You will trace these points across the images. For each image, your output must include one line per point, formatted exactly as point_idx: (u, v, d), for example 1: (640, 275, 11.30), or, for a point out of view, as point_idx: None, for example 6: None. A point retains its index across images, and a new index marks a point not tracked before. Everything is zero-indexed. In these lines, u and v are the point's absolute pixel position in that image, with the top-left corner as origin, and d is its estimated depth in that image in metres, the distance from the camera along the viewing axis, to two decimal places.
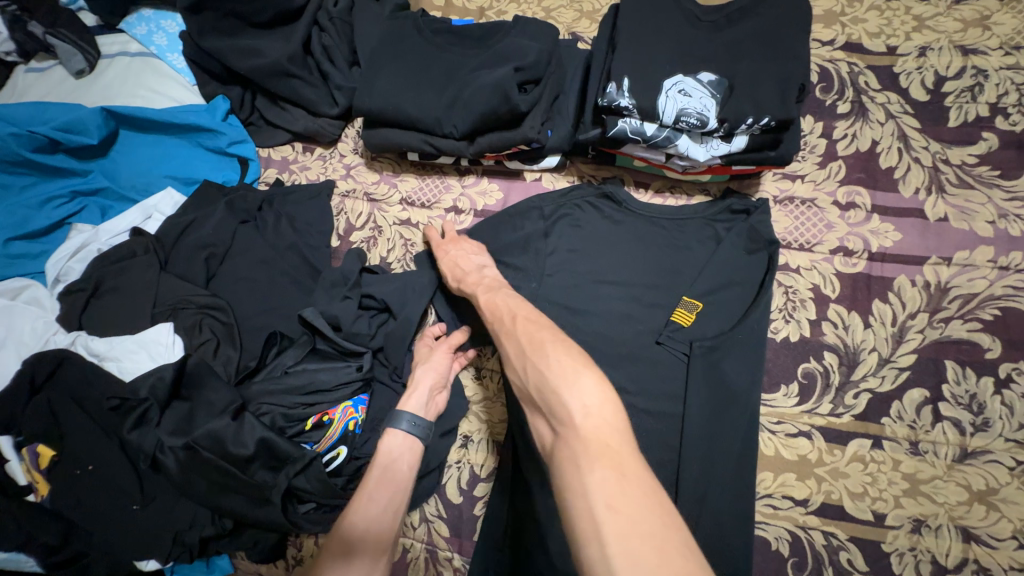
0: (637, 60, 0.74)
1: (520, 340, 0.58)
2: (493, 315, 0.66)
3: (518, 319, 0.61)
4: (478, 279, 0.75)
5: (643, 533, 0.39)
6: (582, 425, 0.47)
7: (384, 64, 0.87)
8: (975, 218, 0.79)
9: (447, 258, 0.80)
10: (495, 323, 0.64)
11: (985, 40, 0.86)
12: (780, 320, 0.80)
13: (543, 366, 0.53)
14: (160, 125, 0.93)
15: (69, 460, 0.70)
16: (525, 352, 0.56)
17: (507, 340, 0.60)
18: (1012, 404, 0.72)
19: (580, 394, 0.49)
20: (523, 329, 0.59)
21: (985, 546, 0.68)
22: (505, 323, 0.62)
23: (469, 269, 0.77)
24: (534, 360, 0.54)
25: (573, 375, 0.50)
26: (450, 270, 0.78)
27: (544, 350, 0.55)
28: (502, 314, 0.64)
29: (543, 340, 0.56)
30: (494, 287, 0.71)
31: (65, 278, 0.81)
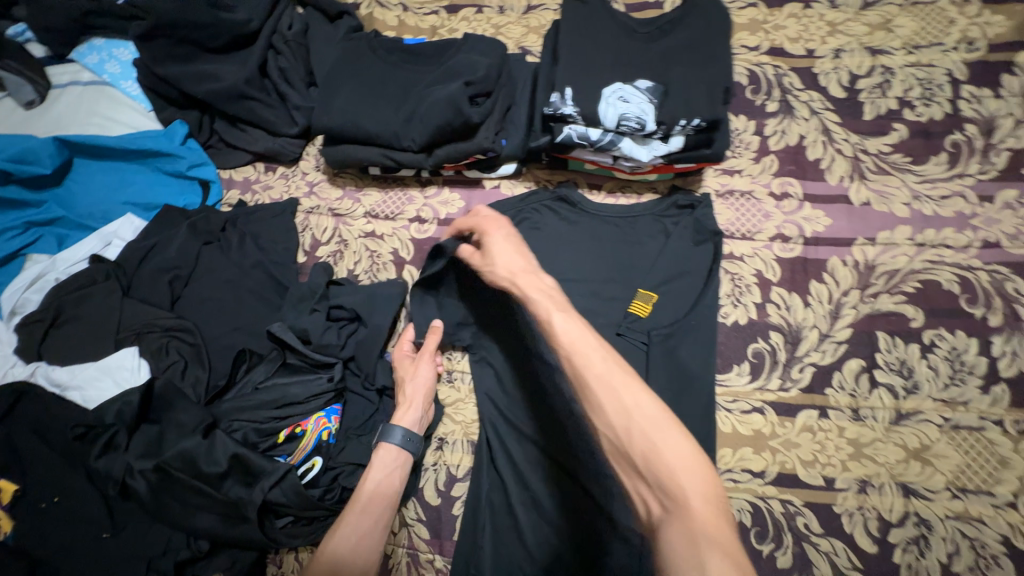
0: (577, 71, 0.79)
1: (623, 399, 0.49)
2: (566, 344, 0.53)
3: (613, 364, 0.51)
4: (538, 284, 0.61)
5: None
6: (701, 513, 0.43)
7: (341, 83, 0.90)
8: (892, 201, 0.87)
9: (490, 245, 0.69)
10: (577, 359, 0.52)
11: (889, 41, 0.95)
12: (728, 306, 0.86)
13: (656, 439, 0.47)
14: (117, 152, 0.93)
15: (34, 494, 0.69)
16: (631, 414, 0.49)
17: (603, 391, 0.50)
18: (937, 366, 0.79)
19: (700, 483, 0.45)
20: (624, 382, 0.50)
21: (923, 499, 0.74)
22: (595, 364, 0.51)
23: (533, 266, 0.65)
24: (646, 430, 0.47)
25: (691, 458, 0.46)
26: (510, 261, 0.66)
27: (656, 420, 0.48)
28: (592, 351, 0.52)
29: (653, 408, 0.49)
30: (564, 304, 0.58)
31: (20, 310, 0.79)
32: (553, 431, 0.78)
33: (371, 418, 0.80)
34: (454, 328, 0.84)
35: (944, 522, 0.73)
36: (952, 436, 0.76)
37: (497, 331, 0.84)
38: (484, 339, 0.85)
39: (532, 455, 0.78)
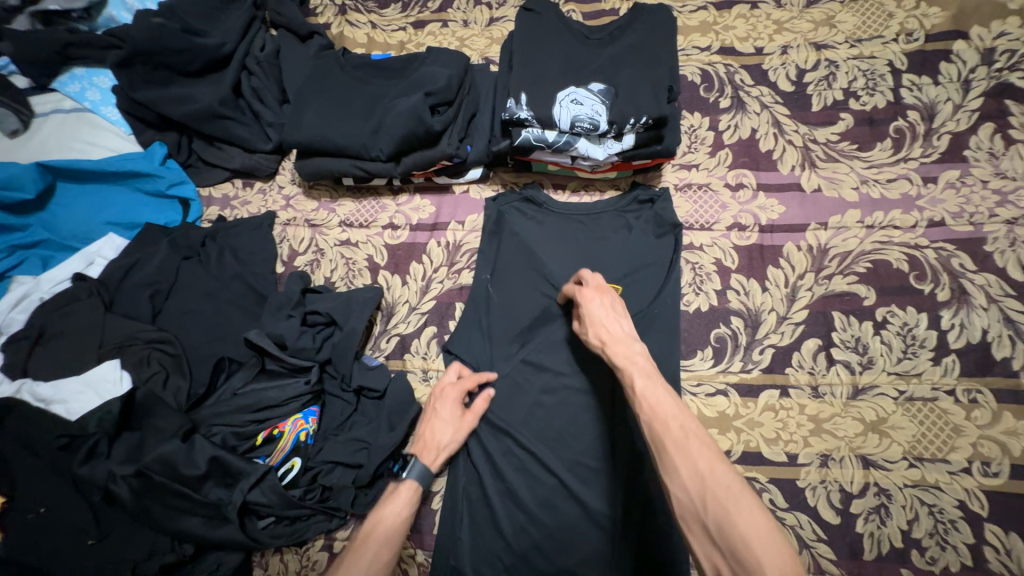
0: (531, 78, 0.84)
1: (699, 470, 0.49)
2: (648, 409, 0.56)
3: (691, 432, 0.52)
4: (627, 350, 0.63)
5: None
6: None
7: (310, 99, 0.94)
8: (841, 186, 0.91)
9: (586, 311, 0.69)
10: (656, 424, 0.54)
11: (832, 36, 1.00)
12: (691, 294, 0.89)
13: (732, 512, 0.46)
14: (98, 175, 0.97)
15: (21, 505, 0.71)
16: (706, 482, 0.49)
17: (679, 458, 0.51)
18: (890, 342, 0.82)
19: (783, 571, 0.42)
20: (702, 451, 0.50)
21: (881, 470, 0.77)
22: (674, 431, 0.53)
23: (622, 335, 0.65)
24: (722, 502, 0.47)
25: (769, 540, 0.44)
26: (603, 331, 0.66)
27: (734, 493, 0.47)
28: (671, 418, 0.54)
29: (732, 483, 0.48)
30: (652, 373, 0.59)
31: (6, 329, 0.83)
32: (525, 421, 0.82)
33: (349, 418, 0.83)
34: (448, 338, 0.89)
35: (903, 490, 0.76)
36: (907, 408, 0.79)
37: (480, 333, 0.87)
38: (458, 336, 0.87)
39: (508, 447, 0.81)
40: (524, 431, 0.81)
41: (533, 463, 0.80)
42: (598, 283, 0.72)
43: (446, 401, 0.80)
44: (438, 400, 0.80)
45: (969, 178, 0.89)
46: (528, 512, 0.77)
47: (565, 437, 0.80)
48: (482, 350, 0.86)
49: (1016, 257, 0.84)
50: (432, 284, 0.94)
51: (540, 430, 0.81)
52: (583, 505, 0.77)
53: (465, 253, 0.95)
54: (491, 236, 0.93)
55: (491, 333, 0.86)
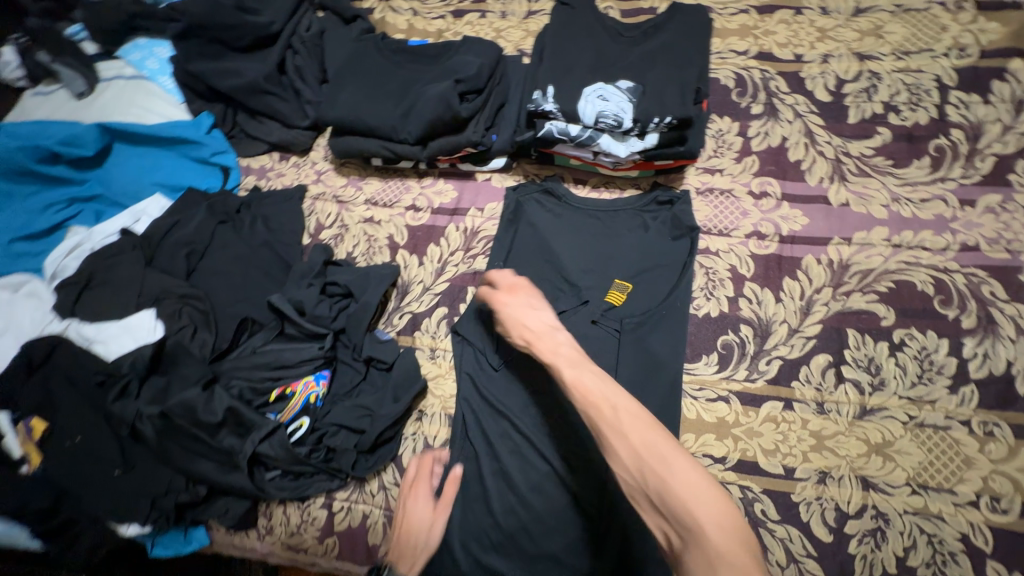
0: (560, 72, 0.86)
1: (633, 441, 0.55)
2: (583, 396, 0.61)
3: (621, 411, 0.58)
4: (552, 344, 0.69)
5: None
6: (714, 536, 0.48)
7: (348, 80, 0.98)
8: (871, 202, 0.89)
9: (507, 315, 0.76)
10: (591, 410, 0.59)
11: (878, 47, 0.97)
12: (702, 298, 0.89)
13: (665, 473, 0.52)
14: (151, 139, 1.04)
15: (60, 433, 0.78)
16: (641, 454, 0.54)
17: (614, 436, 0.56)
18: (905, 365, 0.80)
19: (712, 512, 0.49)
20: (632, 425, 0.56)
21: (882, 493, 0.75)
22: (605, 413, 0.58)
23: (539, 330, 0.72)
24: (656, 467, 0.52)
25: (697, 489, 0.50)
26: (519, 329, 0.73)
27: (664, 458, 0.53)
28: (600, 401, 0.59)
29: (660, 445, 0.54)
30: (576, 361, 0.65)
31: (61, 274, 0.91)
32: (524, 407, 0.84)
33: (358, 386, 0.87)
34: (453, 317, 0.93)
35: (902, 516, 0.74)
36: (915, 433, 0.77)
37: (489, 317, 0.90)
38: (468, 319, 0.91)
39: (505, 430, 0.84)
40: (522, 416, 0.84)
41: (528, 447, 0.82)
42: (507, 285, 0.80)
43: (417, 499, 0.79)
44: (407, 501, 0.79)
45: (1010, 204, 0.84)
46: (518, 494, 0.80)
47: (561, 426, 0.82)
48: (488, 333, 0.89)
49: None
50: (448, 267, 0.96)
51: (538, 416, 0.83)
52: (572, 493, 0.79)
53: (482, 239, 0.97)
54: (508, 224, 0.96)
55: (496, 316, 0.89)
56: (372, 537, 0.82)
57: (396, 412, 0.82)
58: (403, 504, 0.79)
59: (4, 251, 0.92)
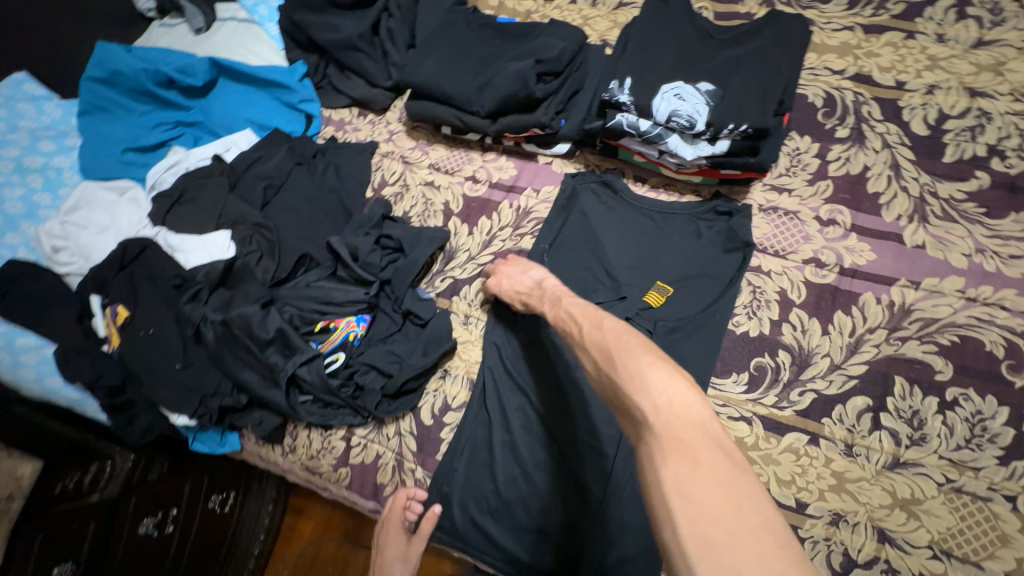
0: (640, 65, 0.85)
1: (593, 354, 0.63)
2: (565, 329, 0.72)
3: (591, 333, 0.66)
4: (540, 297, 0.81)
5: (714, 513, 0.43)
6: (650, 418, 0.51)
7: (434, 48, 1.03)
8: (951, 249, 0.82)
9: (504, 283, 0.88)
10: (571, 339, 0.69)
11: (995, 84, 0.89)
12: (743, 316, 0.86)
13: (614, 371, 0.58)
14: (251, 79, 1.14)
15: (136, 322, 0.89)
16: (600, 364, 0.61)
17: (584, 356, 0.65)
18: (953, 425, 0.75)
19: (649, 397, 0.52)
20: (592, 341, 0.65)
21: (898, 549, 0.71)
22: (579, 338, 0.67)
23: (527, 286, 0.84)
24: (608, 369, 0.59)
25: (639, 379, 0.55)
26: (513, 293, 0.85)
27: (615, 361, 0.59)
28: (576, 329, 0.69)
29: (613, 348, 0.60)
30: (557, 300, 0.77)
31: (158, 187, 1.02)
32: (543, 386, 0.86)
33: (393, 335, 0.92)
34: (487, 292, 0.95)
35: None
36: (949, 497, 0.72)
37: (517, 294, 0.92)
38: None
39: (520, 405, 0.86)
40: (540, 394, 0.85)
41: (540, 425, 0.84)
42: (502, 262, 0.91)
43: (390, 538, 0.86)
44: (385, 529, 0.86)
45: None
46: (522, 466, 0.82)
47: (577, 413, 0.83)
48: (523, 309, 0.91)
49: None
50: (495, 241, 0.99)
51: (554, 397, 0.85)
52: (574, 476, 0.80)
53: (532, 220, 0.99)
54: (558, 212, 0.97)
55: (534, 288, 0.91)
56: (381, 475, 0.89)
57: (425, 364, 0.87)
58: (384, 529, 0.87)
59: (117, 158, 1.04)
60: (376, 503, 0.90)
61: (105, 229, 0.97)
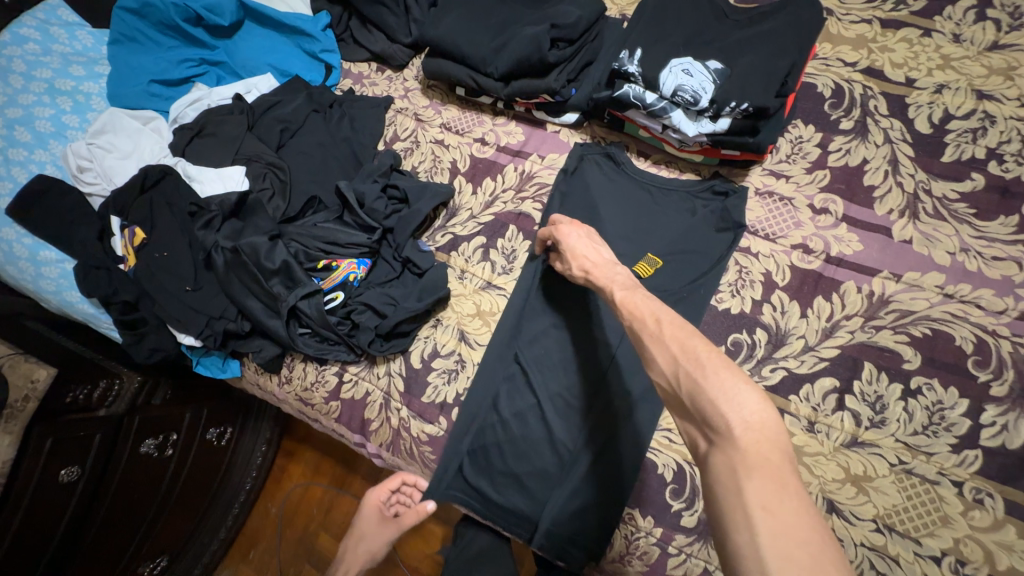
0: (651, 39, 0.87)
1: (674, 349, 0.58)
2: (630, 314, 0.66)
3: (665, 323, 0.61)
4: (609, 273, 0.75)
5: (798, 536, 0.44)
6: (739, 435, 0.49)
7: (454, 8, 1.05)
8: (936, 246, 0.84)
9: (568, 246, 0.82)
10: (636, 323, 0.64)
11: (1004, 88, 0.89)
12: (726, 293, 0.89)
13: (698, 377, 0.54)
14: (276, 25, 1.17)
15: (152, 245, 0.94)
16: (678, 360, 0.57)
17: (655, 345, 0.60)
18: (913, 412, 0.78)
19: (742, 414, 0.50)
20: (672, 335, 0.59)
21: (844, 520, 0.75)
22: (649, 325, 0.62)
23: (600, 261, 0.78)
24: (690, 371, 0.55)
25: (733, 391, 0.52)
26: (577, 259, 0.80)
27: (702, 363, 0.55)
28: (645, 315, 0.64)
29: (698, 350, 0.56)
30: (631, 286, 0.71)
31: (181, 120, 1.07)
32: (529, 342, 0.91)
33: (391, 281, 0.97)
34: (481, 255, 0.99)
35: (856, 547, 0.74)
36: (899, 478, 0.76)
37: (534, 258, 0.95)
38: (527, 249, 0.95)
39: (504, 358, 0.91)
40: (525, 348, 0.90)
41: (522, 379, 0.89)
42: (573, 220, 0.86)
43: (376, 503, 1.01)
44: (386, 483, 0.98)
45: None
46: (500, 416, 0.87)
47: (556, 368, 0.88)
48: (535, 276, 0.94)
49: None
50: (496, 202, 1.02)
51: (539, 353, 0.90)
52: (550, 429, 0.85)
53: (534, 184, 1.02)
54: (568, 180, 0.99)
55: None
56: (369, 411, 0.94)
57: (419, 307, 0.91)
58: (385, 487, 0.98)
59: (143, 88, 1.09)
60: (361, 437, 0.96)
61: (127, 155, 1.03)
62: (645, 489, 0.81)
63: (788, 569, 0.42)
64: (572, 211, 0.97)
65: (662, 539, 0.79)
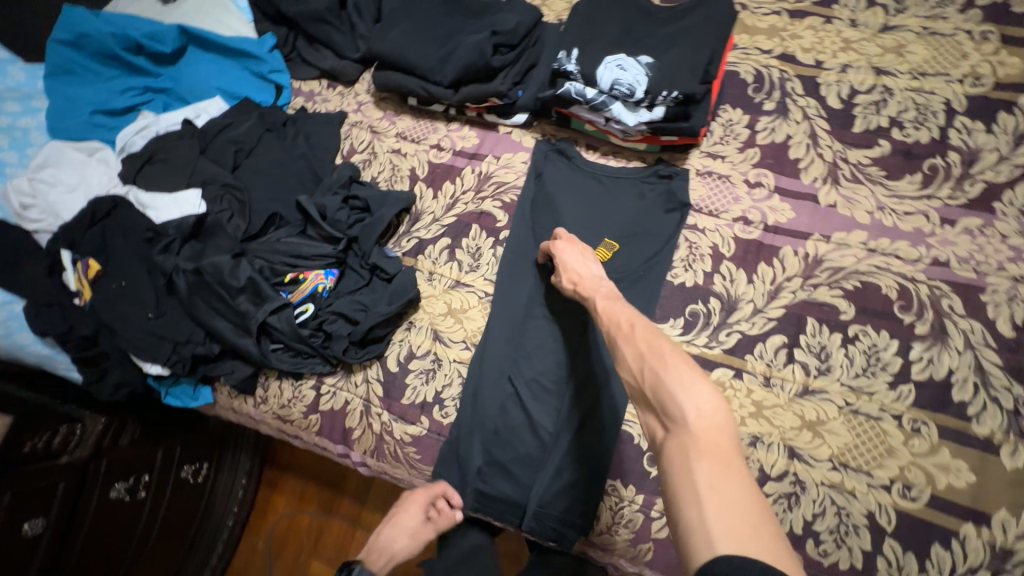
0: (586, 39, 0.94)
1: (641, 347, 0.64)
2: (609, 320, 0.72)
3: (636, 327, 0.68)
4: (594, 286, 0.81)
5: (740, 511, 0.49)
6: (693, 422, 0.55)
7: (399, 21, 1.09)
8: (857, 207, 0.94)
9: (561, 260, 0.87)
10: (612, 327, 0.70)
11: (897, 64, 1.00)
12: (680, 269, 0.96)
13: (659, 371, 0.60)
14: (221, 49, 1.18)
15: (108, 276, 0.92)
16: (644, 356, 0.63)
17: (625, 345, 0.66)
18: (853, 357, 0.86)
19: (697, 404, 0.56)
20: (642, 336, 0.65)
21: (804, 463, 0.82)
22: (623, 328, 0.68)
23: (588, 275, 0.84)
24: (653, 366, 0.61)
25: (690, 384, 0.57)
26: (569, 272, 0.85)
27: (665, 360, 0.61)
28: (621, 320, 0.70)
29: (662, 349, 0.62)
30: (613, 297, 0.77)
31: (128, 149, 1.06)
32: (501, 333, 0.94)
33: (360, 289, 0.98)
34: (447, 256, 1.02)
35: (817, 487, 0.80)
36: (848, 418, 0.83)
37: (503, 254, 0.99)
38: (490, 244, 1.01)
39: (479, 351, 0.94)
40: (498, 339, 0.94)
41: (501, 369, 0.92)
42: (569, 236, 0.90)
43: (410, 507, 0.93)
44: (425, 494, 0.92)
45: (989, 230, 0.89)
46: (478, 407, 0.90)
47: (531, 355, 0.92)
48: (521, 276, 0.97)
49: (1010, 313, 0.84)
50: (458, 204, 1.06)
51: (512, 344, 0.93)
52: (529, 415, 0.89)
53: (492, 184, 1.06)
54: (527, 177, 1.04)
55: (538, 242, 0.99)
56: (350, 420, 0.95)
57: (390, 311, 0.92)
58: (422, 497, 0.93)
59: (84, 120, 1.07)
60: (345, 447, 0.96)
61: (73, 188, 1.00)
62: (624, 460, 0.85)
63: (727, 539, 0.47)
64: (534, 207, 1.02)
65: (644, 505, 0.83)
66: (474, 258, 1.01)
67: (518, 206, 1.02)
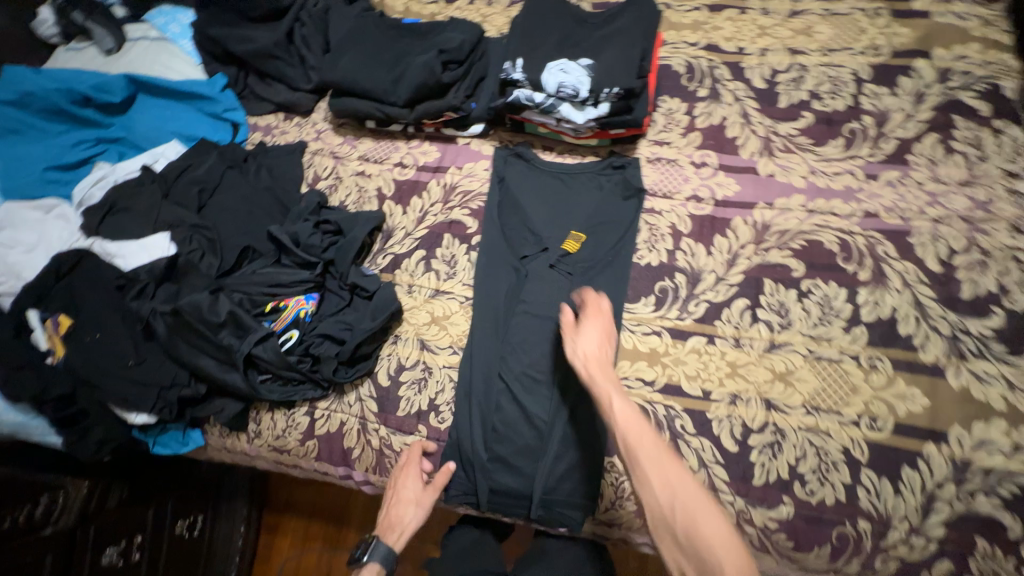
0: (529, 48, 1.00)
1: (671, 485, 0.68)
2: (629, 434, 0.73)
3: (662, 455, 0.71)
4: (608, 376, 0.81)
5: None
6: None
7: (348, 49, 1.13)
8: (792, 173, 1.03)
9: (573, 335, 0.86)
10: (632, 449, 0.72)
11: (808, 44, 1.11)
12: (645, 250, 1.02)
13: (696, 518, 0.65)
14: (173, 93, 1.19)
15: (80, 329, 0.91)
16: (675, 495, 0.68)
17: (654, 475, 0.69)
18: (809, 309, 0.94)
19: (729, 553, 0.62)
20: (672, 469, 0.70)
21: (780, 412, 0.88)
22: (647, 453, 0.71)
23: (608, 361, 0.84)
24: (687, 510, 0.66)
25: (723, 535, 0.64)
26: (588, 347, 0.85)
27: (697, 505, 0.67)
28: (644, 441, 0.72)
29: (694, 492, 0.68)
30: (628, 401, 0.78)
31: (87, 201, 1.04)
32: (486, 332, 0.97)
33: (342, 310, 0.99)
34: (423, 267, 1.05)
35: (796, 432, 0.87)
36: (813, 365, 0.90)
37: (479, 257, 1.03)
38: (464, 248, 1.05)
39: (467, 352, 0.97)
40: (483, 339, 0.97)
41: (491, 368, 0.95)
42: (597, 307, 0.90)
43: (405, 481, 0.90)
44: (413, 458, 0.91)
45: (907, 180, 0.99)
46: (473, 407, 0.93)
47: (518, 349, 0.95)
48: (497, 277, 1.01)
49: (935, 250, 0.94)
50: (427, 216, 1.09)
51: (497, 343, 0.96)
52: (523, 408, 0.92)
53: (458, 193, 1.10)
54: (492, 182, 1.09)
55: (511, 243, 1.04)
56: (347, 440, 0.95)
57: (375, 326, 0.94)
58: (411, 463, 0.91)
59: (37, 177, 1.05)
60: (346, 468, 0.96)
61: (32, 247, 0.98)
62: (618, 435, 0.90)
63: None
64: (501, 211, 1.07)
65: None
66: (450, 265, 1.04)
67: (488, 208, 1.07)
